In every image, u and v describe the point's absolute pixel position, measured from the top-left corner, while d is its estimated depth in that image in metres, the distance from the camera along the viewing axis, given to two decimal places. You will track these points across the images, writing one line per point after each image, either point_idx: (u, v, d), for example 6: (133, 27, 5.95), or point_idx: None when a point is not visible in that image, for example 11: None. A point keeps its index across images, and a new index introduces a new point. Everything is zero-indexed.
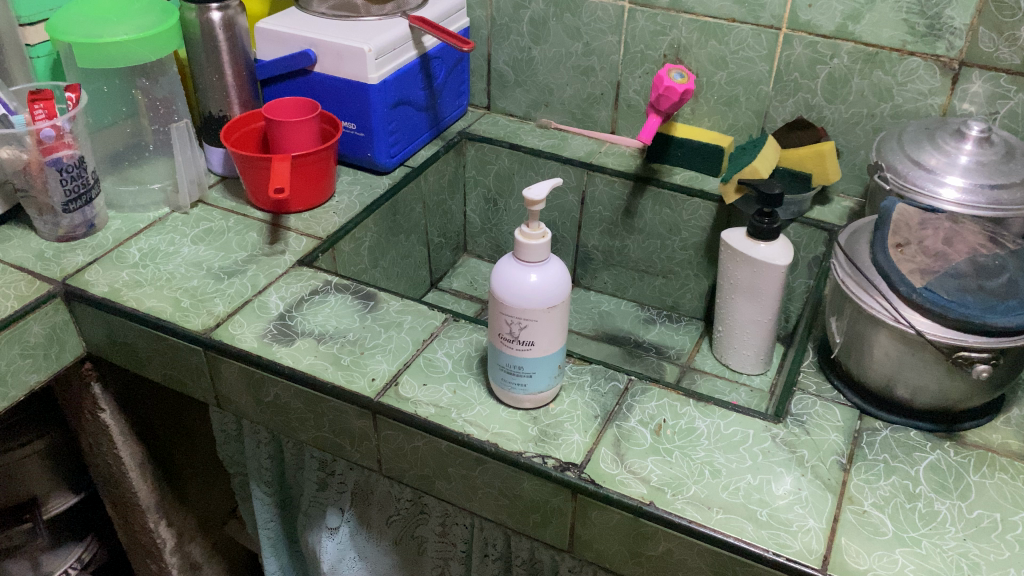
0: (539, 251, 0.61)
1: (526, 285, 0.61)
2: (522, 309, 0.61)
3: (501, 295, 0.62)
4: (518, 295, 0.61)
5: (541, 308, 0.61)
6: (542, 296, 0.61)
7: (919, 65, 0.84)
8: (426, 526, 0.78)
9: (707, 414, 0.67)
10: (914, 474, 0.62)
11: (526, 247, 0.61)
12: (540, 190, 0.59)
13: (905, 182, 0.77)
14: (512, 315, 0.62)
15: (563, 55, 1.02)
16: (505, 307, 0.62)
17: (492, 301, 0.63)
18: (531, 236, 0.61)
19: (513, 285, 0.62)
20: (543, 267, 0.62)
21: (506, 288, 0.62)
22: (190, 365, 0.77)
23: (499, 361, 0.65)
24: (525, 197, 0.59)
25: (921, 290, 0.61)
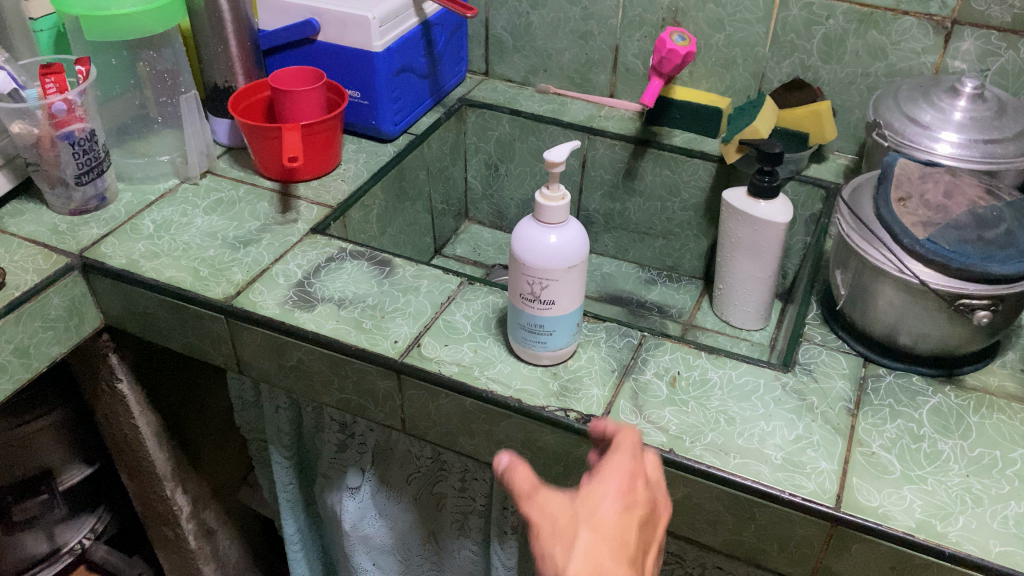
0: (558, 212, 0.63)
1: (547, 247, 0.63)
2: (544, 269, 0.64)
3: (522, 257, 0.64)
4: (539, 256, 0.63)
5: (562, 267, 0.63)
6: (563, 256, 0.63)
7: (913, 25, 0.86)
8: (445, 482, 0.81)
9: (719, 364, 0.70)
10: (917, 416, 0.66)
11: (546, 209, 0.63)
12: (560, 154, 0.60)
13: (902, 139, 0.80)
14: (534, 275, 0.64)
15: (562, 20, 1.03)
16: (526, 268, 0.64)
17: (513, 263, 0.65)
18: (551, 198, 0.62)
19: (534, 246, 0.63)
20: (562, 228, 0.64)
21: (526, 249, 0.64)
22: (211, 332, 0.78)
23: (520, 320, 0.68)
24: (546, 161, 0.61)
25: (924, 241, 0.64)
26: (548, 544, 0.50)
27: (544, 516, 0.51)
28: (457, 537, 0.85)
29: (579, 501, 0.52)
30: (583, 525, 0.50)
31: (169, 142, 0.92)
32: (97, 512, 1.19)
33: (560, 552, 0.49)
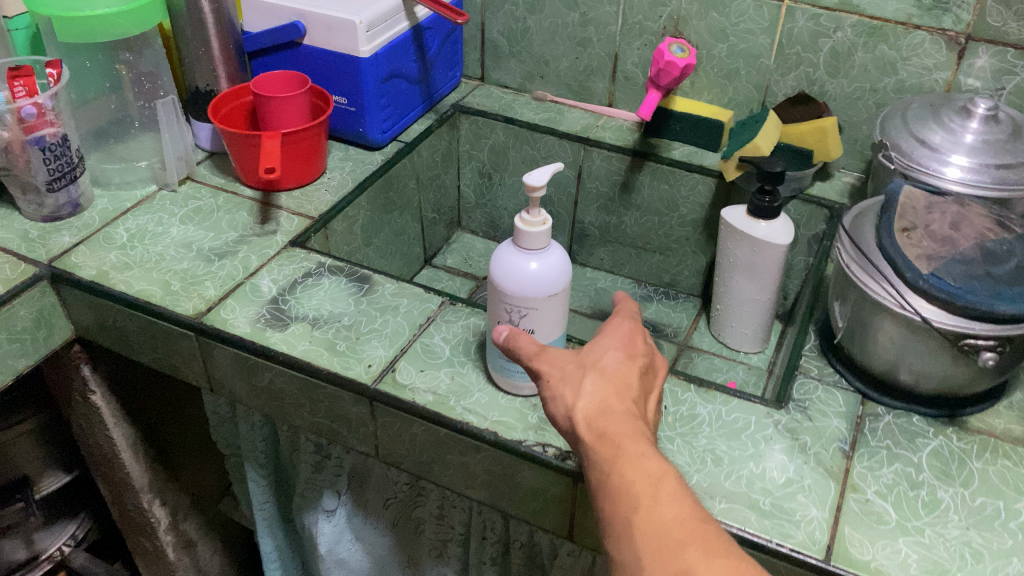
0: (539, 238, 0.59)
1: (526, 275, 0.60)
2: (523, 297, 0.60)
3: (500, 283, 0.61)
4: (517, 284, 0.60)
5: (542, 296, 0.60)
6: (543, 285, 0.60)
7: (925, 40, 0.82)
8: (423, 508, 0.78)
9: (709, 399, 0.66)
10: (916, 460, 0.62)
11: (526, 234, 0.59)
12: (541, 178, 0.57)
13: (909, 162, 0.76)
14: (513, 304, 0.61)
15: (560, 25, 0.99)
16: (504, 296, 0.61)
17: (490, 288, 0.62)
18: (532, 224, 0.59)
19: (513, 273, 0.60)
20: (543, 254, 0.60)
21: (505, 276, 0.61)
22: (182, 350, 0.75)
23: (498, 348, 0.64)
24: (526, 185, 0.57)
25: (928, 276, 0.60)
26: (558, 387, 0.55)
27: (553, 367, 0.56)
28: (436, 565, 0.82)
29: (583, 353, 0.57)
30: (588, 368, 0.55)
31: (148, 146, 0.89)
32: (78, 518, 1.16)
33: (569, 393, 0.54)
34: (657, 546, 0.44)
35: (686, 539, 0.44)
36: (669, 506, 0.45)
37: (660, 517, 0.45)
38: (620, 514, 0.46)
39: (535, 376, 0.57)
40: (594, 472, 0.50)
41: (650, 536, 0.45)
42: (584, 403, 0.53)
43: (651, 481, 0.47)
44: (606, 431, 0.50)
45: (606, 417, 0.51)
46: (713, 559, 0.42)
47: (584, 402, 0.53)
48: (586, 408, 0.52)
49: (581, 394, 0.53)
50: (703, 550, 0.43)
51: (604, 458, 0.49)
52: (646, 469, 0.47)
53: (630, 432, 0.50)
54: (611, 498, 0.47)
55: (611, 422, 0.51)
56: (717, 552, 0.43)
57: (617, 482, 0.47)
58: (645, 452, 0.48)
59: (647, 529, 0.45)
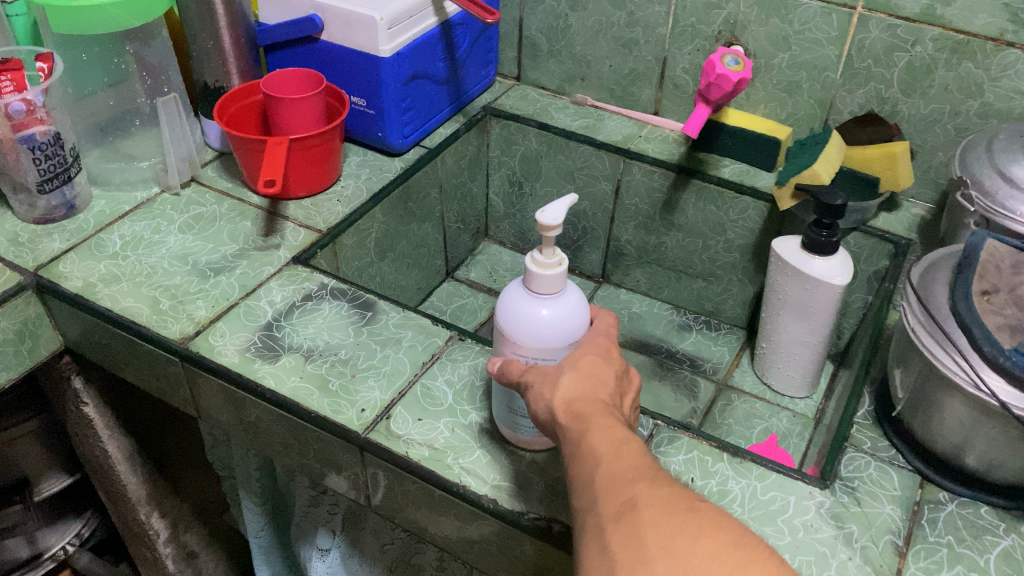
0: (554, 281, 0.51)
1: (541, 323, 0.52)
2: (539, 348, 0.52)
3: (511, 334, 0.53)
4: (530, 334, 0.52)
5: (560, 345, 0.52)
6: (562, 332, 0.52)
7: (1019, 59, 0.71)
8: (422, 558, 0.71)
9: (742, 473, 0.58)
10: (982, 564, 0.53)
11: (539, 277, 0.51)
12: (558, 217, 0.48)
13: (992, 204, 0.66)
14: (525, 355, 0.53)
15: (604, 25, 0.91)
16: (517, 347, 0.53)
17: (499, 338, 0.54)
18: (546, 266, 0.51)
19: (524, 322, 0.52)
20: (558, 297, 0.52)
21: (515, 324, 0.52)
22: (168, 374, 0.69)
23: (509, 405, 0.56)
24: (541, 223, 0.49)
25: (1010, 351, 0.51)
26: (539, 387, 0.49)
27: (535, 372, 0.50)
28: None
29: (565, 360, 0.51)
30: (569, 368, 0.49)
31: (153, 143, 0.83)
32: (84, 517, 1.12)
33: (549, 388, 0.48)
34: (610, 483, 0.41)
35: (639, 476, 0.40)
36: (627, 452, 0.42)
37: (613, 462, 0.42)
38: (579, 469, 0.43)
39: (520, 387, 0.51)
40: (564, 449, 0.45)
41: (604, 479, 0.41)
42: (561, 396, 0.47)
43: (613, 439, 0.43)
44: (578, 411, 0.46)
45: (582, 403, 0.46)
46: (660, 489, 0.40)
47: (563, 396, 0.47)
48: (564, 398, 0.47)
49: (559, 388, 0.47)
50: (651, 482, 0.40)
51: (572, 432, 0.45)
52: (612, 434, 0.43)
53: (604, 410, 0.45)
54: (574, 459, 0.44)
55: (582, 403, 0.46)
56: (665, 485, 0.40)
57: (581, 445, 0.43)
58: (614, 423, 0.44)
59: (604, 476, 0.41)
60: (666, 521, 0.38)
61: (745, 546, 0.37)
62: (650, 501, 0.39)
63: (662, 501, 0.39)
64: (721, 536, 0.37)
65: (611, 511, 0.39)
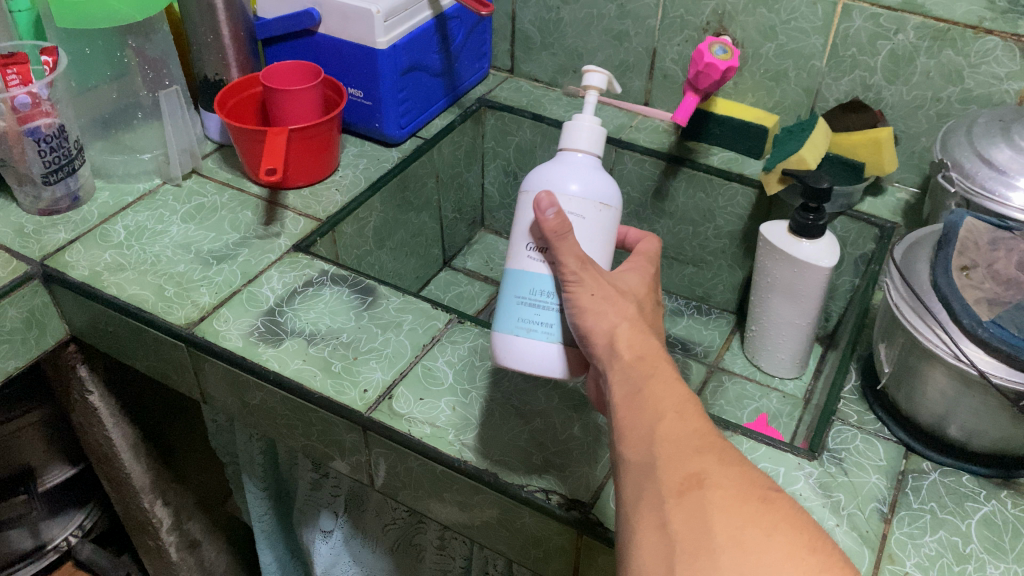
0: (591, 141, 0.56)
1: (574, 175, 0.54)
2: (570, 198, 0.53)
3: (541, 186, 0.54)
4: (562, 185, 0.54)
5: (589, 199, 0.53)
6: (594, 186, 0.54)
7: (997, 46, 0.73)
8: (424, 537, 0.73)
9: (733, 446, 0.60)
10: (964, 529, 0.55)
11: (577, 135, 0.56)
12: (601, 75, 0.58)
13: (972, 185, 0.69)
14: (555, 205, 0.53)
15: (595, 17, 0.93)
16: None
17: (525, 199, 0.55)
18: (585, 123, 0.56)
19: (556, 176, 0.54)
20: (593, 166, 0.56)
21: (547, 181, 0.54)
22: (174, 360, 0.71)
23: (519, 290, 0.54)
24: (586, 84, 0.58)
25: (988, 324, 0.54)
26: (601, 301, 0.48)
27: (599, 281, 0.49)
28: None
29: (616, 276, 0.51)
30: (629, 296, 0.49)
31: (154, 136, 0.85)
32: (86, 509, 1.14)
33: (614, 312, 0.48)
34: (677, 452, 0.41)
35: (705, 450, 0.41)
36: (692, 421, 0.43)
37: (681, 431, 0.42)
38: (639, 423, 0.43)
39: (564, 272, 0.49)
40: (617, 386, 0.45)
41: (669, 443, 0.42)
42: (624, 330, 0.47)
43: (678, 401, 0.44)
44: (641, 352, 0.46)
45: (646, 344, 0.46)
46: (730, 469, 0.41)
47: (629, 329, 0.47)
48: (627, 332, 0.47)
49: (625, 319, 0.47)
50: (720, 459, 0.41)
51: (634, 373, 0.45)
52: (678, 391, 0.44)
53: (669, 363, 0.46)
54: (632, 407, 0.44)
55: (645, 343, 0.46)
56: (732, 462, 0.41)
57: (645, 396, 0.44)
58: (677, 379, 0.45)
59: (668, 437, 0.42)
60: (737, 506, 0.39)
61: (816, 548, 0.38)
62: (720, 483, 0.40)
63: (732, 485, 0.40)
64: (792, 532, 0.38)
65: (675, 486, 0.40)
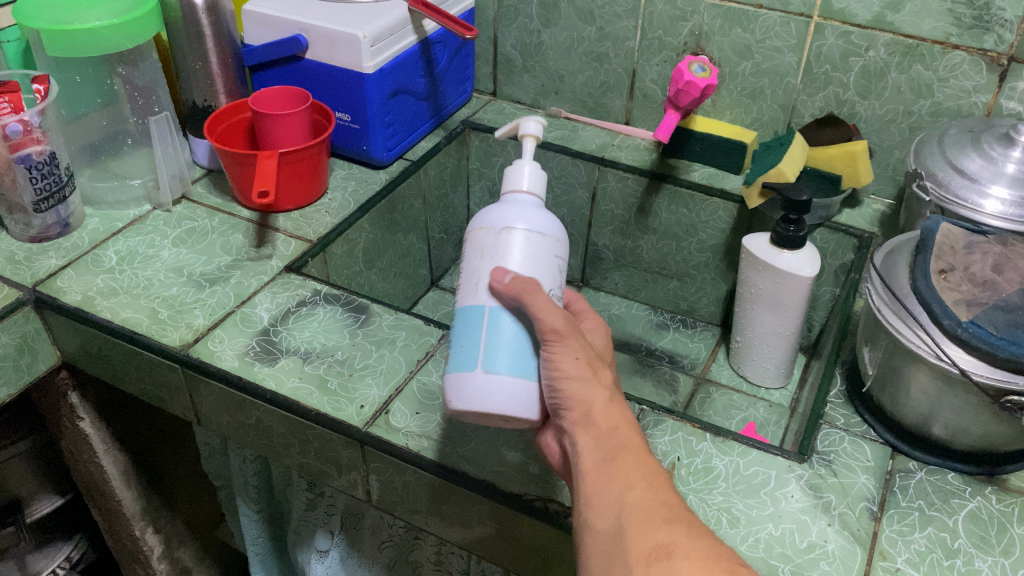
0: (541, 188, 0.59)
1: (545, 218, 0.56)
2: (563, 246, 0.56)
3: (536, 232, 0.55)
4: (556, 231, 0.56)
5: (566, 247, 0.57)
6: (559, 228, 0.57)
7: (964, 60, 0.76)
8: (420, 553, 0.73)
9: (725, 451, 0.61)
10: (952, 525, 0.57)
11: (536, 181, 0.58)
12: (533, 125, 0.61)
13: (945, 194, 0.71)
14: (559, 251, 0.55)
15: (575, 40, 0.95)
16: (546, 243, 0.55)
17: (525, 241, 0.54)
18: (539, 170, 0.58)
19: (544, 220, 0.56)
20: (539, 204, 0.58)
21: (534, 225, 0.55)
22: (168, 383, 0.71)
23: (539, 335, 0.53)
24: (529, 130, 0.60)
25: (967, 324, 0.55)
26: (574, 367, 0.49)
27: (574, 343, 0.50)
28: None
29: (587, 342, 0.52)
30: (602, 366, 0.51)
31: (142, 163, 0.85)
32: (74, 539, 1.09)
33: (588, 381, 0.49)
34: (646, 521, 0.43)
35: (673, 520, 0.43)
36: (662, 492, 0.45)
37: (650, 500, 0.44)
38: (609, 489, 0.45)
39: (549, 334, 0.50)
40: (587, 453, 0.48)
41: (638, 512, 0.44)
42: (599, 398, 0.49)
43: (647, 471, 0.46)
44: (613, 423, 0.48)
45: (617, 415, 0.48)
46: (697, 540, 0.42)
47: (604, 401, 0.49)
48: (602, 401, 0.49)
49: (603, 390, 0.49)
50: (688, 530, 0.43)
51: (606, 443, 0.47)
52: (647, 461, 0.46)
53: (637, 432, 0.48)
54: (603, 476, 0.46)
55: (618, 414, 0.48)
56: (701, 534, 0.43)
57: (617, 463, 0.46)
58: (646, 449, 0.47)
59: (638, 505, 0.44)
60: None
61: None
62: (687, 554, 0.41)
63: (698, 555, 0.41)
64: None
65: (643, 554, 0.42)
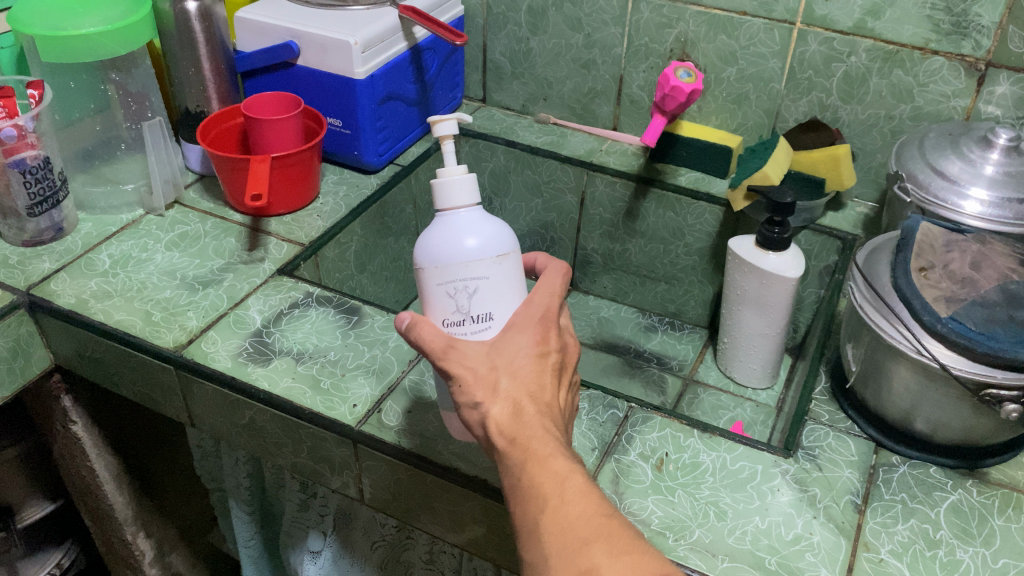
0: (468, 194, 0.55)
1: (457, 238, 0.53)
2: (468, 263, 0.52)
3: (432, 263, 0.53)
4: (457, 249, 0.52)
5: (486, 259, 0.52)
6: (480, 241, 0.53)
7: (943, 65, 0.78)
8: (412, 552, 0.74)
9: (713, 446, 0.62)
10: (934, 517, 0.58)
11: (454, 192, 0.55)
12: (451, 120, 0.55)
13: (926, 195, 0.72)
14: (456, 277, 0.52)
15: (564, 47, 0.96)
16: (439, 273, 0.52)
17: (420, 277, 0.53)
18: (456, 179, 0.55)
19: (444, 242, 0.53)
20: (473, 216, 0.54)
21: (433, 254, 0.53)
22: (162, 384, 0.72)
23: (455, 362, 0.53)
24: (439, 133, 0.55)
25: (947, 319, 0.57)
26: (469, 394, 0.48)
27: (463, 365, 0.48)
28: None
29: (495, 350, 0.49)
30: (501, 371, 0.48)
31: (135, 168, 0.86)
32: (64, 545, 1.09)
33: (482, 399, 0.47)
34: (565, 546, 0.42)
35: (593, 539, 0.42)
36: (576, 504, 0.43)
37: (566, 520, 0.43)
38: (528, 515, 0.44)
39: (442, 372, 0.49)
40: (505, 477, 0.46)
41: (556, 536, 0.43)
42: (496, 413, 0.47)
43: (558, 481, 0.44)
44: (513, 435, 0.46)
45: (517, 425, 0.46)
46: (618, 558, 0.41)
47: (501, 417, 0.47)
48: (500, 415, 0.47)
49: (497, 404, 0.47)
50: (609, 548, 0.42)
51: (513, 464, 0.46)
52: (554, 469, 0.44)
53: (540, 433, 0.46)
54: (520, 500, 0.45)
55: (520, 424, 0.46)
56: (621, 549, 0.42)
57: (527, 485, 0.44)
58: (553, 451, 0.45)
59: (555, 529, 0.43)
60: None
61: None
62: None
63: None
64: None
65: None
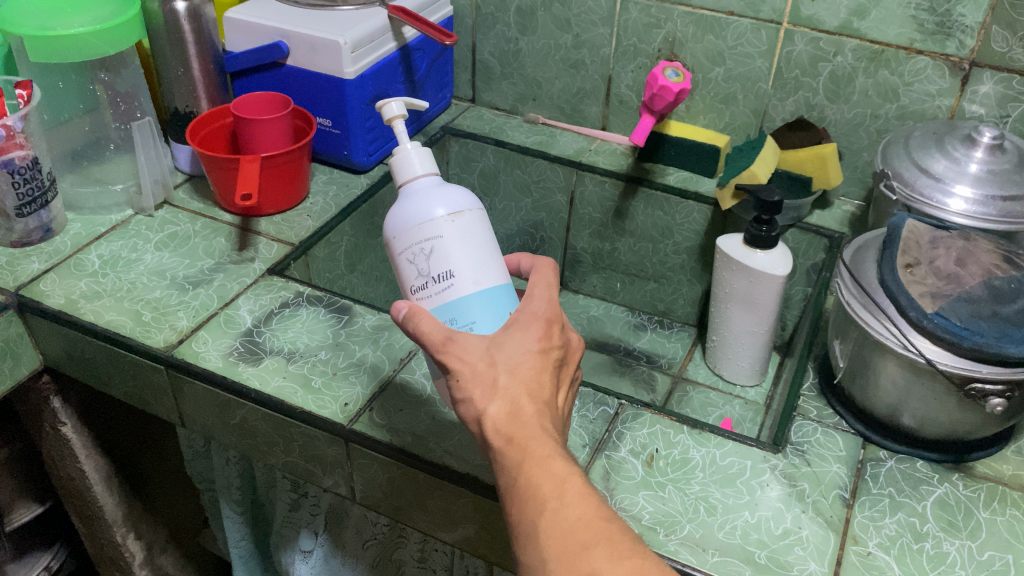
0: (422, 164, 0.57)
1: (410, 207, 0.55)
2: (421, 227, 0.54)
3: (393, 236, 0.55)
4: (409, 218, 0.54)
5: (436, 218, 0.54)
6: (429, 205, 0.54)
7: (927, 65, 0.79)
8: (404, 550, 0.74)
9: (702, 442, 0.63)
10: (920, 510, 0.58)
11: (408, 164, 0.57)
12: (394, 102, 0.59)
13: (911, 193, 0.73)
14: (411, 243, 0.54)
15: (552, 47, 0.97)
16: (399, 243, 0.54)
17: (389, 255, 0.56)
18: (409, 153, 0.58)
19: (400, 215, 0.55)
20: (428, 185, 0.56)
21: (392, 228, 0.55)
22: (152, 384, 0.72)
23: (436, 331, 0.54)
24: (386, 116, 0.58)
25: (933, 315, 0.57)
26: (467, 388, 0.48)
27: (462, 360, 0.48)
28: None
29: (496, 343, 0.49)
30: (501, 368, 0.48)
31: (124, 169, 0.86)
32: (53, 548, 1.08)
33: (480, 397, 0.47)
34: (564, 551, 0.43)
35: (594, 543, 0.43)
36: (576, 507, 0.44)
37: (566, 522, 0.43)
38: (525, 517, 0.44)
39: (439, 363, 0.49)
40: (501, 477, 0.46)
41: (556, 540, 0.43)
42: (494, 410, 0.47)
43: (558, 483, 0.44)
44: (511, 434, 0.46)
45: (516, 425, 0.46)
46: (618, 563, 0.42)
47: (500, 415, 0.47)
48: (498, 413, 0.47)
49: (496, 401, 0.47)
50: (609, 552, 0.42)
51: (512, 463, 0.46)
52: (553, 470, 0.45)
53: (539, 433, 0.46)
54: (517, 502, 0.45)
55: (518, 423, 0.46)
56: (622, 554, 0.42)
57: (525, 487, 0.45)
58: (552, 452, 0.45)
59: (555, 533, 0.43)
60: None
61: None
62: None
63: None
64: None
65: None
